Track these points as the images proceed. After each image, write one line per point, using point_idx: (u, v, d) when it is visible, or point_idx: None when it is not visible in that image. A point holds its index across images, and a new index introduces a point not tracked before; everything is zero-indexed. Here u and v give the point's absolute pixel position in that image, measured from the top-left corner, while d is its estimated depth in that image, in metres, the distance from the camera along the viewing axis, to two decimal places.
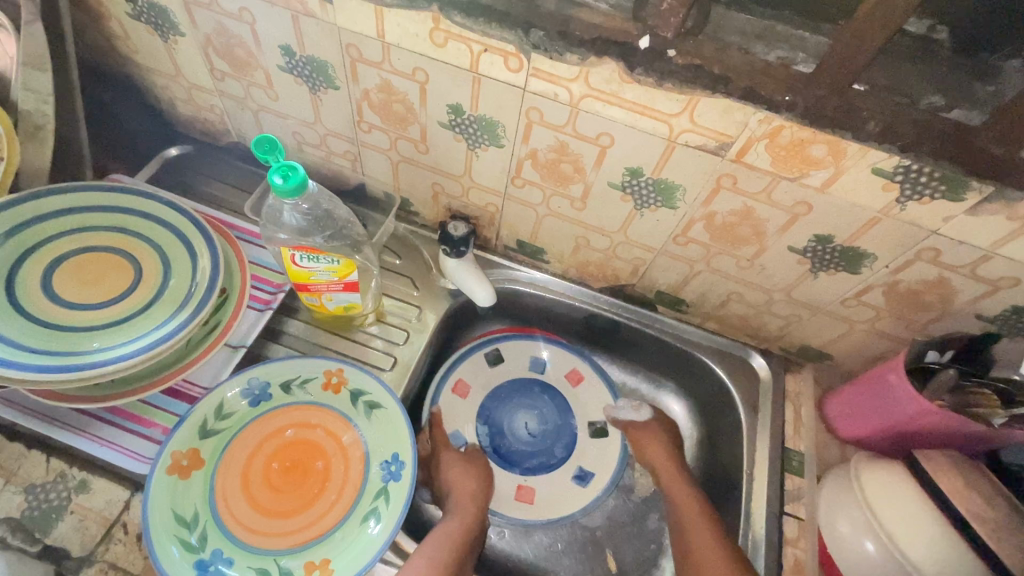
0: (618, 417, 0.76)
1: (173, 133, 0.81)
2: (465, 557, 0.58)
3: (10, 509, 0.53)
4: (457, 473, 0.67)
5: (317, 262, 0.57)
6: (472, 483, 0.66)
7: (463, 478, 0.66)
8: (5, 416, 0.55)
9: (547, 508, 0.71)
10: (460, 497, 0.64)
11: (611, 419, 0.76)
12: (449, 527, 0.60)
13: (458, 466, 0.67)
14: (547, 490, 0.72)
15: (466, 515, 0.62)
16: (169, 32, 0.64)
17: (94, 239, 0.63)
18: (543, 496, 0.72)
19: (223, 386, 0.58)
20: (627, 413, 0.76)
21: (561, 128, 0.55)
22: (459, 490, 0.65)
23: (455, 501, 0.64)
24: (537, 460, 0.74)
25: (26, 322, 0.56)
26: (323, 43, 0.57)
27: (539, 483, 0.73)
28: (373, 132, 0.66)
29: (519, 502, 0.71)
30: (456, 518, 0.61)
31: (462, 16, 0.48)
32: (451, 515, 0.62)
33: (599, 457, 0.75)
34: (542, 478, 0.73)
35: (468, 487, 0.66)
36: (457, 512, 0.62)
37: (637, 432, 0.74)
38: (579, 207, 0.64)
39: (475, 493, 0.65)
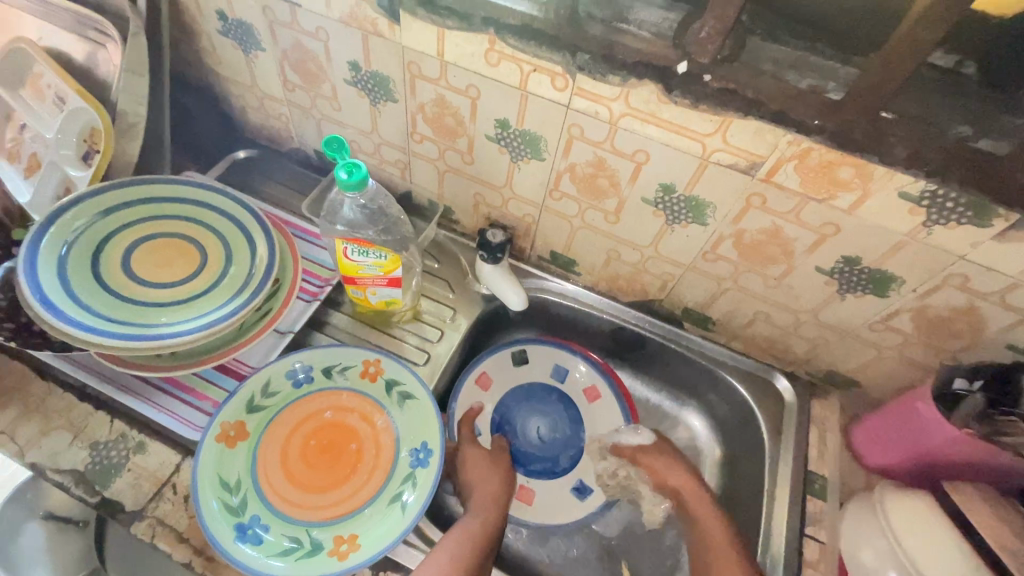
0: (619, 444, 0.75)
1: (241, 138, 0.89)
2: (484, 551, 0.58)
3: (76, 462, 0.58)
4: (483, 472, 0.69)
5: (366, 256, 0.62)
6: (494, 485, 0.68)
7: (488, 477, 0.68)
8: (81, 378, 0.61)
9: (545, 511, 0.73)
10: (480, 496, 0.66)
11: (614, 447, 0.76)
12: (472, 524, 0.61)
13: (484, 464, 0.70)
14: (546, 494, 0.74)
15: (487, 516, 0.63)
16: (251, 47, 0.72)
17: (168, 224, 0.70)
18: (541, 500, 0.73)
19: (271, 367, 0.63)
20: (631, 438, 0.75)
21: (600, 144, 0.59)
22: (482, 491, 0.66)
23: (478, 501, 0.65)
24: (542, 465, 0.75)
25: (106, 295, 0.62)
26: (387, 60, 0.63)
27: (539, 487, 0.74)
28: (424, 142, 0.71)
29: (517, 500, 0.73)
30: (478, 516, 0.63)
31: (514, 38, 0.54)
32: (473, 512, 0.63)
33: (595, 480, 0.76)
34: (543, 482, 0.74)
35: (492, 488, 0.67)
36: (476, 513, 0.63)
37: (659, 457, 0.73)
38: (613, 220, 0.67)
39: (497, 493, 0.67)
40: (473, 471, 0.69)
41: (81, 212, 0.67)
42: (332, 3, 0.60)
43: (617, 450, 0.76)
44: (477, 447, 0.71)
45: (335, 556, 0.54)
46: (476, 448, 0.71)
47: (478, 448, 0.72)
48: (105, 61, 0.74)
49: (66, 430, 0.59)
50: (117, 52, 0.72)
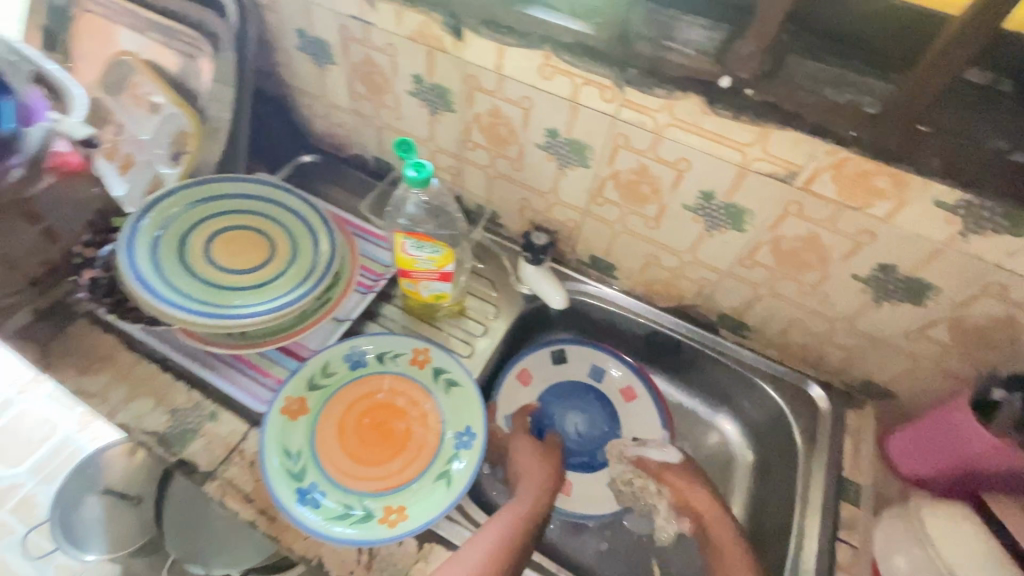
0: (645, 457, 0.76)
1: (306, 144, 0.97)
2: (525, 535, 0.61)
3: (157, 425, 0.64)
4: (533, 459, 0.72)
5: (422, 250, 0.67)
6: (544, 471, 0.70)
7: (533, 466, 0.70)
8: (165, 352, 0.69)
9: (582, 503, 0.75)
10: (530, 479, 0.69)
11: (637, 460, 0.76)
12: (518, 508, 0.64)
13: (534, 451, 0.73)
14: (582, 487, 0.77)
15: (534, 502, 0.65)
16: (325, 61, 0.79)
17: (243, 216, 0.77)
18: (578, 492, 0.76)
19: (330, 350, 0.69)
20: (657, 455, 0.76)
21: (644, 152, 0.63)
22: (532, 478, 0.69)
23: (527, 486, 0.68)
24: (579, 459, 0.78)
25: (189, 277, 0.70)
26: (449, 74, 0.69)
27: (577, 479, 0.77)
28: (477, 150, 0.77)
29: None
30: (524, 501, 0.65)
31: (568, 55, 0.59)
32: (520, 496, 0.66)
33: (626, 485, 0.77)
34: (580, 476, 0.77)
35: (544, 474, 0.69)
36: (524, 496, 0.66)
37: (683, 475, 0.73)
38: (653, 225, 0.70)
39: (547, 478, 0.69)
40: (525, 458, 0.72)
41: (171, 204, 0.74)
42: (403, 22, 0.67)
43: (640, 463, 0.76)
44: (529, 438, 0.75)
45: (383, 524, 0.58)
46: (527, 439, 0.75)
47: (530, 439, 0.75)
48: (196, 72, 0.82)
49: (149, 396, 0.66)
50: (208, 64, 0.81)
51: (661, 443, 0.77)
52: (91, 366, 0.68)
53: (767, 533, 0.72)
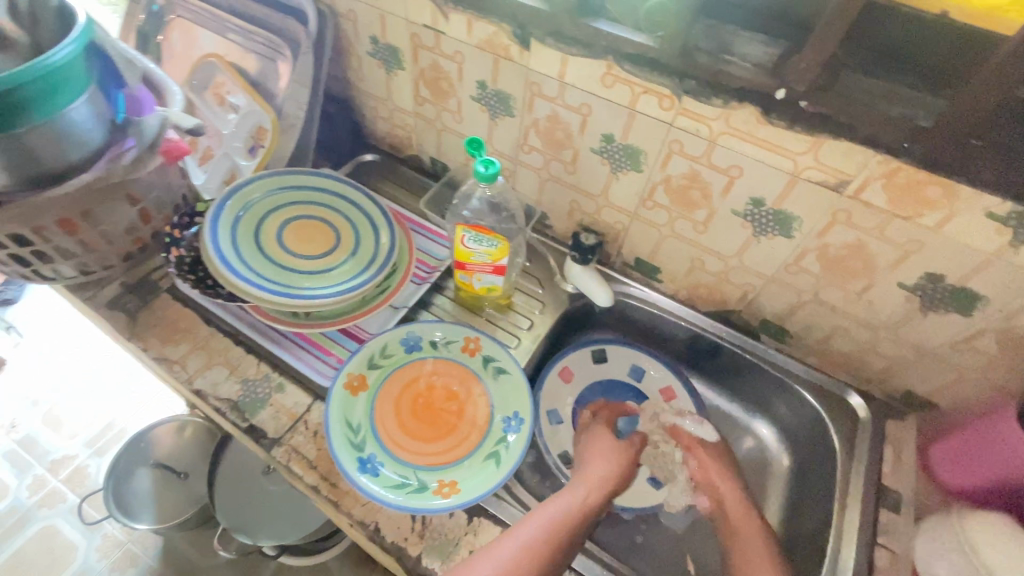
0: (682, 427, 0.81)
1: (367, 144, 1.03)
2: (581, 517, 0.61)
3: (231, 393, 0.69)
4: (604, 445, 0.73)
5: (479, 243, 0.72)
6: (610, 462, 0.70)
7: (603, 455, 0.71)
8: (239, 328, 0.74)
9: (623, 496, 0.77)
10: (600, 463, 0.70)
11: (675, 429, 0.81)
12: (579, 487, 0.65)
13: (610, 440, 0.74)
14: None
15: (597, 486, 0.66)
16: (394, 66, 0.85)
17: (311, 206, 0.83)
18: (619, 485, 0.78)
19: (388, 333, 0.73)
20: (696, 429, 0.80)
21: (697, 159, 0.66)
22: (599, 463, 0.70)
23: (592, 470, 0.68)
24: None
25: (264, 259, 0.76)
26: (512, 81, 0.74)
27: None
28: (532, 153, 0.81)
29: None
30: (587, 483, 0.66)
31: (630, 65, 0.63)
32: (584, 477, 0.67)
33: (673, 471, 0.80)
34: None
35: (615, 460, 0.71)
36: (588, 479, 0.67)
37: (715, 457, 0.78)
38: (701, 230, 0.73)
39: (614, 467, 0.70)
40: (602, 445, 0.73)
41: (249, 192, 0.81)
42: (473, 31, 0.72)
43: (676, 431, 0.81)
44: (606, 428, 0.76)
45: (440, 494, 0.62)
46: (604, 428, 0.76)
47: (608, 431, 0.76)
48: (275, 73, 0.89)
49: (224, 366, 0.72)
50: (287, 66, 0.88)
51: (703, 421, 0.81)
52: (172, 336, 0.74)
53: (803, 536, 0.73)
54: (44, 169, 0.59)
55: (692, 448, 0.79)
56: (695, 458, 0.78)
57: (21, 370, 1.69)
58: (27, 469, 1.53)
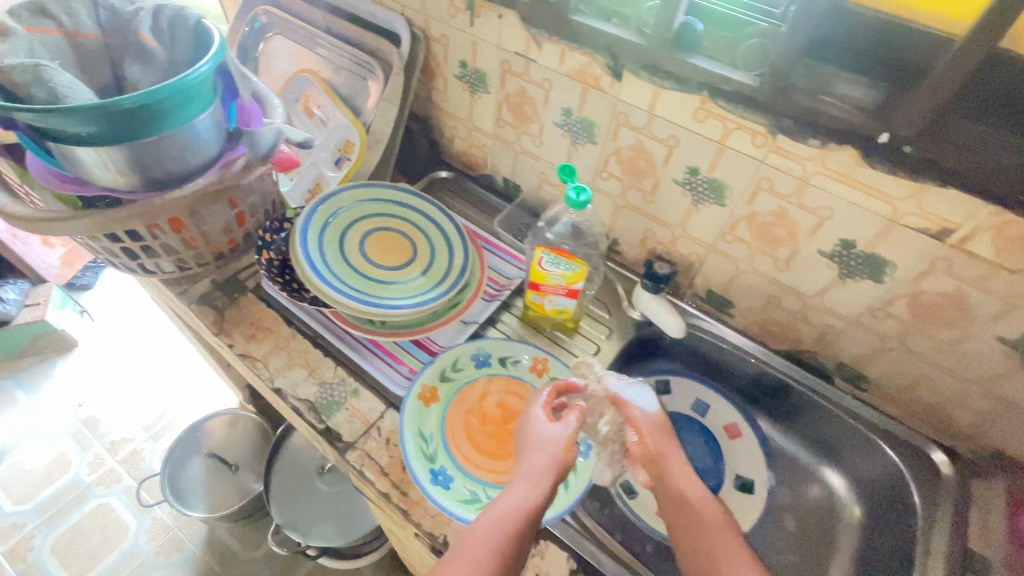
0: (622, 393, 0.68)
1: (441, 161, 1.06)
2: (521, 529, 0.54)
3: (309, 394, 0.72)
4: (544, 435, 0.62)
5: (556, 266, 0.73)
6: (549, 454, 0.60)
7: (539, 448, 0.61)
8: (319, 331, 0.77)
9: None
10: (538, 459, 0.60)
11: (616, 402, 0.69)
12: (517, 496, 0.56)
13: (551, 427, 0.63)
14: None
15: (534, 488, 0.57)
16: (479, 90, 0.88)
17: (391, 218, 0.86)
18: None
19: (460, 347, 0.75)
20: (635, 397, 0.69)
21: (786, 197, 0.66)
22: (536, 462, 0.60)
23: (528, 471, 0.59)
24: None
25: (347, 268, 0.79)
26: (599, 109, 0.76)
27: None
28: (611, 180, 0.82)
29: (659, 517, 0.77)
30: (526, 488, 0.57)
31: (725, 101, 0.64)
32: (523, 481, 0.58)
33: (739, 510, 0.78)
34: None
35: (553, 451, 0.61)
36: (529, 481, 0.58)
37: (662, 424, 0.67)
38: (782, 267, 0.73)
39: (553, 461, 0.60)
40: (542, 437, 0.62)
41: (335, 202, 0.84)
42: (565, 61, 0.74)
43: (620, 401, 0.68)
44: (544, 412, 0.65)
45: None
46: (546, 413, 0.65)
47: (547, 416, 0.65)
48: (364, 90, 0.94)
49: (303, 367, 0.75)
50: (376, 84, 0.92)
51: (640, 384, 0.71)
52: (255, 334, 0.77)
53: None
54: (166, 172, 0.63)
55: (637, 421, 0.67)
56: (636, 431, 0.66)
57: (92, 352, 1.80)
58: (88, 447, 1.61)
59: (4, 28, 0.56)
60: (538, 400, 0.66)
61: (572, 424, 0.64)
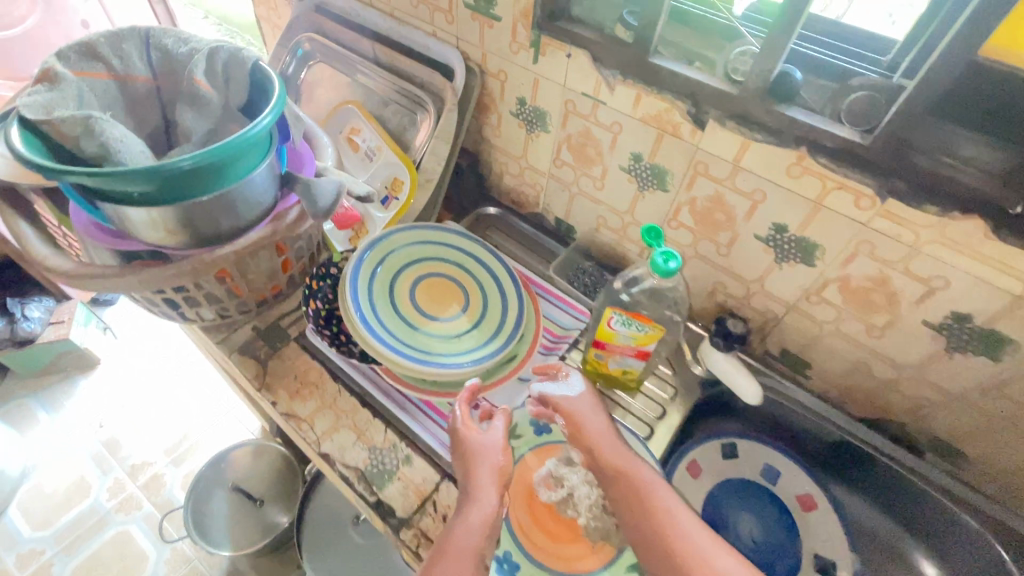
0: (546, 393, 0.67)
1: (488, 196, 1.01)
2: (484, 543, 0.55)
3: (359, 461, 0.67)
4: (477, 447, 0.62)
5: (626, 327, 0.67)
6: (491, 465, 0.61)
7: (472, 463, 0.61)
8: (367, 388, 0.72)
9: None
10: (481, 475, 0.60)
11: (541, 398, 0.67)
12: (471, 520, 0.56)
13: (481, 438, 0.63)
14: None
15: (486, 504, 0.57)
16: (537, 128, 0.83)
17: (441, 262, 0.81)
18: None
19: (521, 411, 0.71)
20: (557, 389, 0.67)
21: (890, 263, 0.60)
22: (482, 480, 0.59)
23: (473, 490, 0.58)
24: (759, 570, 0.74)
25: (398, 318, 0.74)
26: (675, 157, 0.70)
27: None
28: (681, 229, 0.77)
29: None
30: (476, 508, 0.57)
31: (827, 158, 0.58)
32: (473, 503, 0.58)
33: None
34: None
35: (493, 462, 0.61)
36: (479, 499, 0.58)
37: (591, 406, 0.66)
38: (876, 333, 0.66)
39: (496, 470, 0.61)
40: (478, 455, 0.61)
41: (385, 245, 0.79)
42: (640, 105, 0.69)
43: (545, 401, 0.67)
44: (469, 424, 0.64)
45: None
46: (470, 424, 0.64)
47: (472, 425, 0.64)
48: (413, 124, 0.89)
49: (351, 430, 0.70)
50: (427, 119, 0.87)
51: (565, 374, 0.69)
52: (300, 391, 0.73)
53: None
54: (217, 231, 0.59)
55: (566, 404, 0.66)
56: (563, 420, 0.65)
57: (113, 371, 1.76)
58: (108, 471, 1.57)
59: (54, 74, 0.53)
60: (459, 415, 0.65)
61: (501, 427, 0.64)
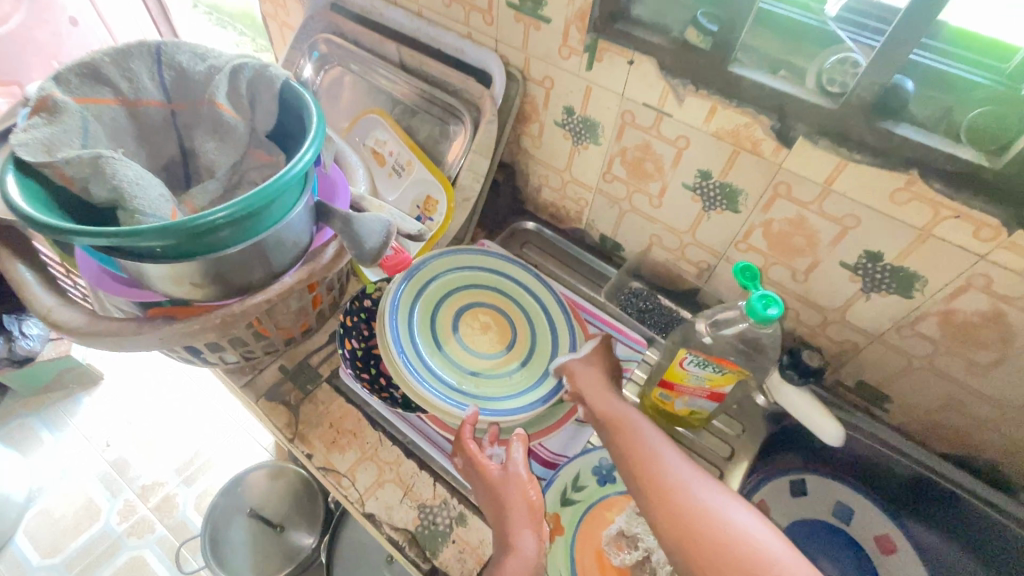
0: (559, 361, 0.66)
1: (523, 210, 0.94)
2: None
3: (408, 522, 0.61)
4: (499, 485, 0.56)
5: (702, 368, 0.60)
6: (522, 498, 0.55)
7: (499, 506, 0.55)
8: (411, 436, 0.66)
9: None
10: (512, 515, 0.53)
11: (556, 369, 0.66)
12: (509, 569, 0.49)
13: (500, 473, 0.57)
14: None
15: (525, 548, 0.50)
16: (586, 139, 0.75)
17: (483, 290, 0.74)
18: None
19: (582, 460, 0.64)
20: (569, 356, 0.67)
21: (1008, 299, 0.53)
22: (515, 521, 0.53)
23: (508, 537, 0.52)
24: None
25: (441, 358, 0.67)
26: (752, 177, 0.63)
27: None
28: (750, 252, 0.70)
29: None
30: (515, 555, 0.50)
31: (944, 184, 0.50)
32: (510, 551, 0.50)
33: None
34: None
35: (523, 500, 0.54)
36: (516, 545, 0.51)
37: (610, 401, 0.61)
38: (977, 371, 0.60)
39: (528, 506, 0.54)
40: (504, 494, 0.55)
41: (425, 273, 0.72)
42: (713, 119, 0.61)
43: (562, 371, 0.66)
44: (483, 458, 0.58)
45: None
46: (484, 457, 0.58)
47: (483, 457, 0.58)
48: (446, 135, 0.81)
49: (397, 485, 0.63)
50: (461, 131, 0.79)
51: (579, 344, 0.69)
52: (337, 440, 0.66)
53: None
54: (249, 279, 0.51)
55: (583, 396, 0.62)
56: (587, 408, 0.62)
57: (118, 387, 1.69)
58: (118, 493, 1.51)
59: (53, 103, 0.45)
60: (468, 448, 0.59)
61: (520, 456, 0.57)
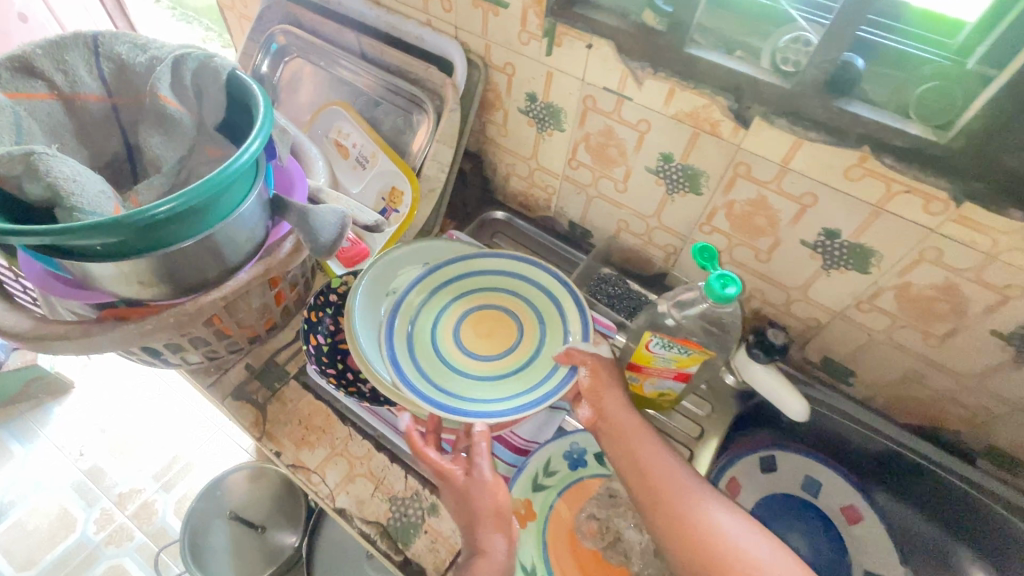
0: (574, 347, 0.61)
1: (492, 200, 0.94)
2: None
3: (380, 515, 0.60)
4: (466, 490, 0.55)
5: (666, 349, 0.60)
6: (490, 502, 0.55)
7: (467, 511, 0.55)
8: (382, 429, 0.65)
9: None
10: (480, 521, 0.54)
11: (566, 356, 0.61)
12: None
13: (466, 478, 0.56)
14: None
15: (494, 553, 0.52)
16: (550, 126, 0.75)
17: (494, 291, 0.68)
18: None
19: (554, 445, 0.64)
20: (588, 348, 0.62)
21: (960, 271, 0.55)
22: (483, 528, 0.54)
23: (475, 543, 0.53)
24: None
25: (432, 357, 0.63)
26: (712, 158, 0.63)
27: None
28: (715, 234, 0.71)
29: None
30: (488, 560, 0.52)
31: (895, 159, 0.51)
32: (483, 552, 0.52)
33: None
34: None
35: (491, 504, 0.55)
36: (486, 551, 0.52)
37: (614, 398, 0.60)
38: (934, 343, 0.62)
39: (495, 508, 0.55)
40: (472, 498, 0.55)
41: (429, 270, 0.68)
42: (672, 101, 0.61)
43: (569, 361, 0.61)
44: (448, 465, 0.57)
45: None
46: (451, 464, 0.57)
47: (448, 465, 0.56)
48: (410, 125, 0.80)
49: (368, 479, 0.63)
50: (425, 120, 0.78)
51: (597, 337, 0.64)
52: (307, 437, 0.65)
53: None
54: (203, 276, 0.50)
55: (598, 397, 0.60)
56: (589, 408, 0.60)
57: (90, 395, 1.65)
58: (94, 502, 1.48)
59: None
60: (430, 454, 0.57)
61: (486, 463, 0.56)
